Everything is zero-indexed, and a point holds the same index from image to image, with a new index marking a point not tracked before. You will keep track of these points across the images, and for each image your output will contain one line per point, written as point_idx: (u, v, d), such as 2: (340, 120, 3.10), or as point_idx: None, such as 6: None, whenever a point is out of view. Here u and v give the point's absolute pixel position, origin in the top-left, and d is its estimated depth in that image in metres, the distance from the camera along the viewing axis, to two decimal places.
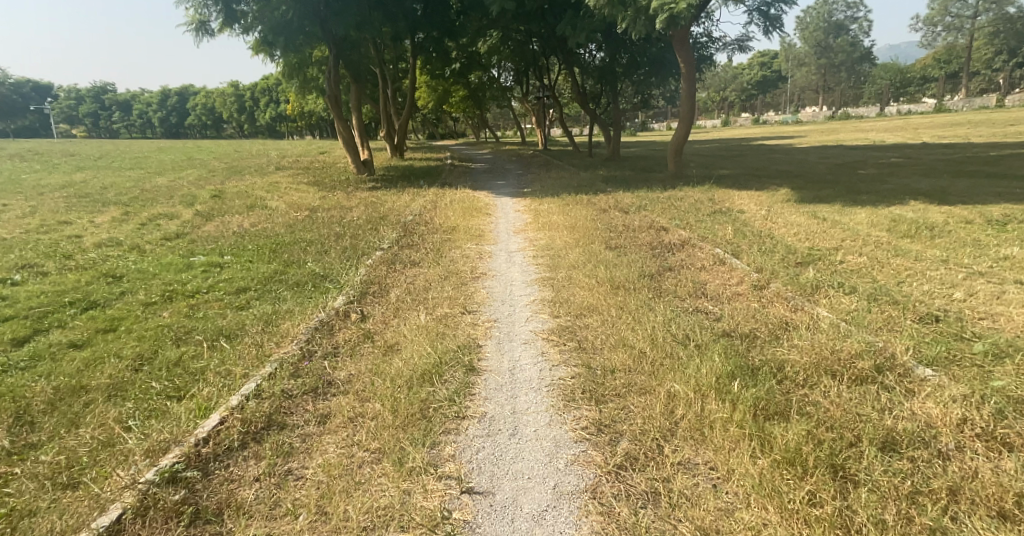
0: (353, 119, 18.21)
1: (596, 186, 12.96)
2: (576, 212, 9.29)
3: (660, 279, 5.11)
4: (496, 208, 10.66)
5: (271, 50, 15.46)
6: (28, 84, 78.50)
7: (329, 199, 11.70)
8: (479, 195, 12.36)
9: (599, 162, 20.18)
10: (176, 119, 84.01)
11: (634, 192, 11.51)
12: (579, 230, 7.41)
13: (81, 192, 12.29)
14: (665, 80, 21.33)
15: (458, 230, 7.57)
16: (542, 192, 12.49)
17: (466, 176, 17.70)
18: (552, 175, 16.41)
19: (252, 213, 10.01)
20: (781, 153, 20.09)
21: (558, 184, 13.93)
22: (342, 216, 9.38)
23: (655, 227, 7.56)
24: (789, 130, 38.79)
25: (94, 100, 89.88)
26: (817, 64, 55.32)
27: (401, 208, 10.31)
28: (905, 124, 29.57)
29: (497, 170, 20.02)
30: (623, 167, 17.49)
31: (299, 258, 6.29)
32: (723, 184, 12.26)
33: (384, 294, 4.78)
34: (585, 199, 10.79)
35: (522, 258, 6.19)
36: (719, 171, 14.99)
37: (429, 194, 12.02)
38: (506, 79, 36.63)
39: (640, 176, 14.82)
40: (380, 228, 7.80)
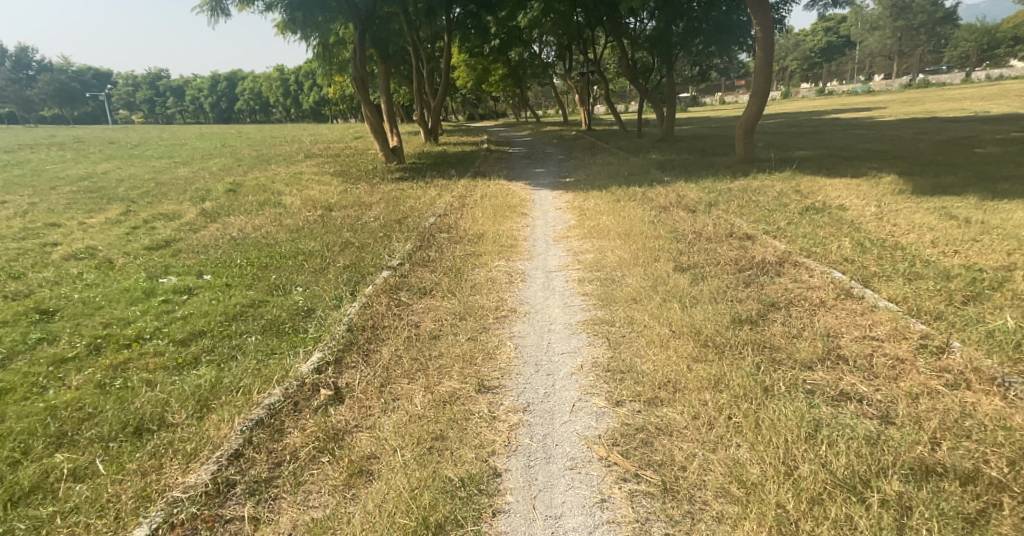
0: (382, 102, 16.99)
1: (652, 174, 11.30)
2: (631, 212, 7.76)
3: (763, 328, 3.60)
4: (535, 205, 9.26)
5: (294, 28, 14.37)
6: (89, 75, 81.65)
7: (350, 195, 10.55)
8: (516, 189, 10.94)
9: (652, 143, 18.34)
10: (226, 104, 85.83)
11: (699, 182, 9.84)
12: (639, 239, 5.92)
13: (94, 186, 11.56)
14: (727, 49, 19.15)
15: (486, 239, 6.22)
16: (588, 184, 10.95)
17: (504, 164, 16.26)
18: (599, 160, 14.77)
19: (261, 213, 8.93)
20: (864, 128, 17.71)
21: (605, 172, 12.33)
22: (354, 218, 8.17)
23: (737, 234, 5.97)
24: (864, 101, 35.38)
25: (150, 88, 92.76)
26: (894, 27, 50.78)
27: (426, 205, 9.02)
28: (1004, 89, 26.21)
29: (539, 155, 18.46)
30: (680, 150, 15.65)
31: (288, 284, 5.00)
32: (807, 170, 10.40)
33: (374, 351, 3.49)
34: (639, 193, 9.22)
35: (564, 284, 4.80)
36: (795, 154, 13.02)
37: (459, 189, 10.69)
38: (548, 56, 34.77)
39: (701, 161, 13.02)
40: (395, 236, 6.52)
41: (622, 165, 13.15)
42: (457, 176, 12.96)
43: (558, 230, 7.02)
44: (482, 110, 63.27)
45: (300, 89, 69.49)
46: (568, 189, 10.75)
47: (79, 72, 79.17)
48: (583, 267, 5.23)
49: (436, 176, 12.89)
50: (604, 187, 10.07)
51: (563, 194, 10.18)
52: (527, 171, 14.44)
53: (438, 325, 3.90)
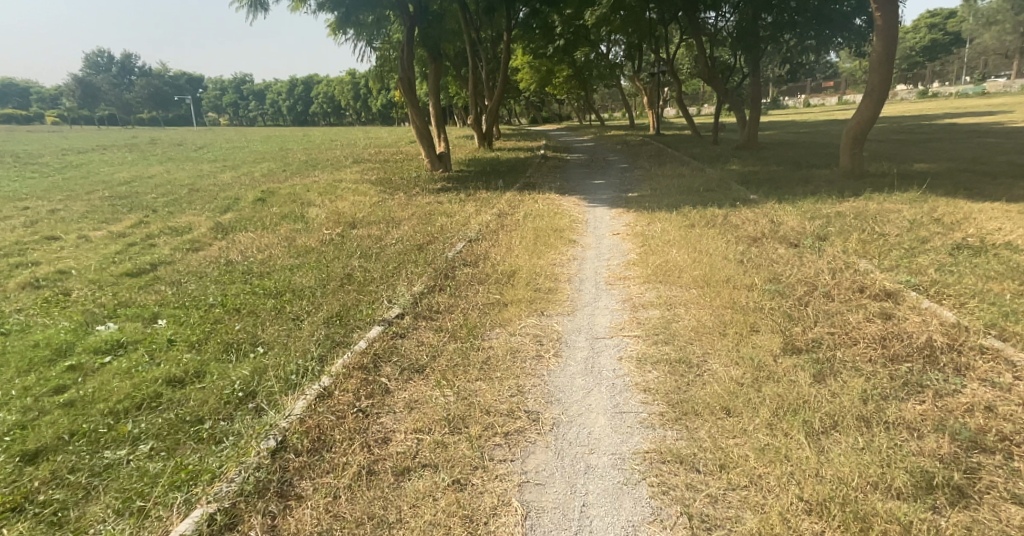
0: (431, 105, 15.95)
1: (732, 191, 9.55)
2: (709, 244, 6.13)
3: (981, 518, 2.00)
4: (589, 228, 7.77)
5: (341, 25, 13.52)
6: (180, 80, 86.95)
7: (381, 213, 9.44)
8: (567, 208, 9.48)
9: (730, 151, 16.40)
10: (302, 107, 89.28)
11: (794, 204, 8.08)
12: (722, 300, 4.35)
13: (125, 192, 10.99)
14: (824, 45, 16.88)
15: (517, 290, 4.87)
16: (654, 201, 9.36)
17: (560, 174, 14.83)
18: (668, 172, 13.07)
19: (277, 230, 7.92)
20: (992, 139, 15.12)
21: (675, 187, 10.67)
22: (371, 245, 6.99)
23: (871, 290, 4.24)
24: (978, 105, 32.06)
25: (233, 91, 97.69)
26: (1016, 22, 47.53)
27: (459, 228, 7.73)
28: None
29: (600, 163, 16.89)
30: (763, 161, 13.68)
31: (244, 343, 3.75)
32: (936, 191, 8.39)
33: (298, 507, 2.19)
34: (718, 214, 7.54)
35: (614, 369, 3.40)
36: (912, 168, 10.88)
37: (502, 208, 9.37)
38: (617, 56, 33.00)
39: (791, 176, 11.11)
40: (407, 278, 5.23)
41: (695, 178, 11.42)
42: (505, 191, 11.68)
43: (612, 273, 5.54)
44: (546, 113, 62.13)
45: (369, 92, 70.80)
46: (629, 208, 9.17)
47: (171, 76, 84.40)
48: (645, 341, 3.76)
49: (482, 192, 11.66)
50: (672, 207, 8.46)
51: (623, 213, 8.62)
52: (585, 182, 12.95)
53: (418, 446, 2.54)
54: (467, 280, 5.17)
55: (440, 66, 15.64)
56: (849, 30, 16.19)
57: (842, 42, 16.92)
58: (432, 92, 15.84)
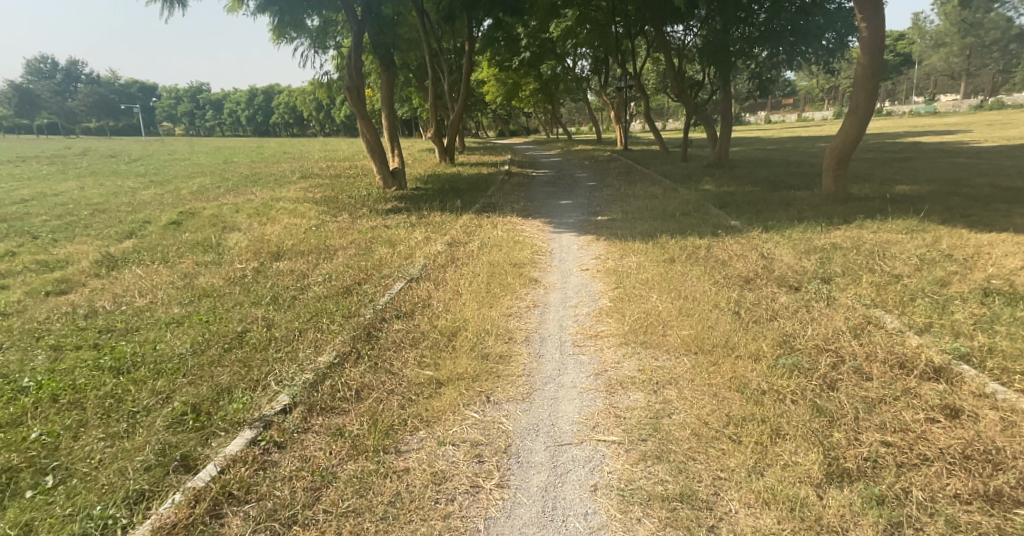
0: (384, 116, 14.76)
1: (709, 217, 8.66)
2: (696, 288, 5.12)
3: None
4: (556, 263, 6.70)
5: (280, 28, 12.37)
6: (132, 87, 83.40)
7: (315, 241, 8.20)
8: (531, 236, 8.39)
9: (701, 170, 15.76)
10: (262, 117, 86.73)
11: (781, 233, 7.24)
12: (724, 382, 3.28)
13: (17, 212, 9.47)
14: (794, 61, 16.47)
15: (456, 362, 3.71)
16: (625, 229, 8.38)
17: (524, 193, 13.80)
18: (639, 193, 12.18)
19: (180, 263, 6.64)
20: (965, 159, 14.87)
21: (648, 211, 9.74)
22: (287, 288, 5.74)
23: (919, 365, 3.22)
24: (934, 123, 32.86)
25: (188, 99, 94.07)
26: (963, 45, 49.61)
27: (399, 263, 6.56)
28: None
29: (567, 181, 16.01)
30: (737, 182, 12.95)
31: (27, 469, 2.55)
32: (932, 218, 7.64)
33: None
34: (701, 247, 6.57)
35: (582, 514, 2.30)
36: (895, 191, 10.24)
37: (455, 236, 8.23)
38: (583, 70, 32.47)
39: (770, 198, 10.35)
40: (313, 343, 4.01)
41: (667, 201, 10.56)
42: (462, 214, 10.57)
43: (579, 329, 4.46)
44: (513, 127, 61.62)
45: (331, 103, 68.86)
46: (600, 235, 8.16)
47: (122, 85, 80.86)
48: (625, 454, 2.67)
49: (436, 214, 10.51)
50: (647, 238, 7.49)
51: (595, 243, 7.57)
52: (549, 204, 11.97)
53: None
54: (391, 348, 3.98)
55: (393, 74, 14.46)
56: (819, 44, 15.77)
57: (812, 58, 16.55)
58: (384, 103, 14.61)
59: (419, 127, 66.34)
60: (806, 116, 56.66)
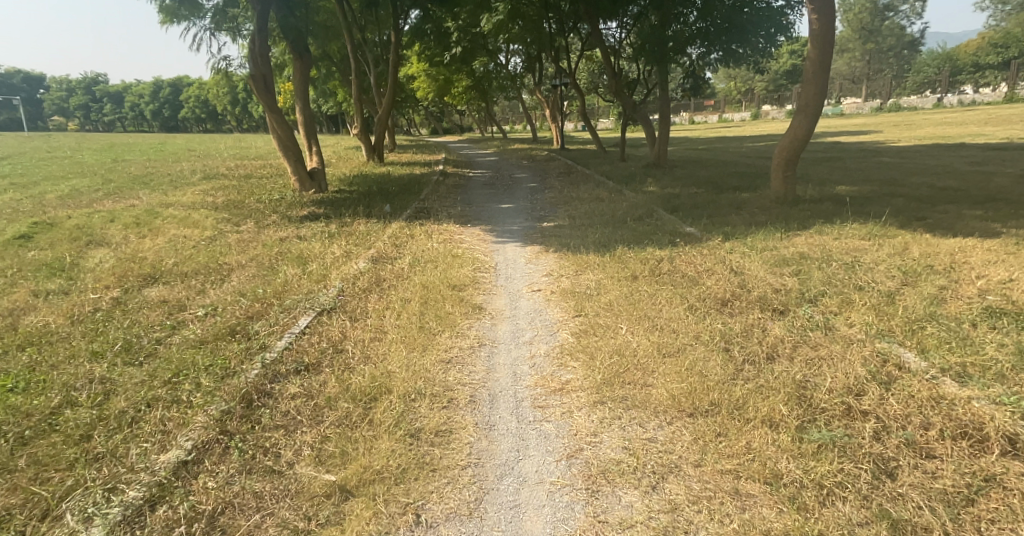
0: (297, 109, 13.21)
1: (661, 225, 7.98)
2: (668, 316, 4.30)
3: None
4: (502, 285, 5.73)
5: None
6: (17, 79, 75.39)
7: (206, 259, 6.81)
8: (471, 250, 7.37)
9: (641, 170, 15.36)
10: (171, 112, 80.63)
11: (740, 242, 6.64)
12: (740, 468, 2.41)
13: None
14: (729, 58, 16.35)
15: (370, 454, 2.65)
16: (573, 240, 7.55)
17: (458, 196, 12.75)
18: (582, 198, 11.44)
19: (13, 296, 5.22)
20: (891, 158, 15.21)
21: (595, 218, 8.98)
22: (154, 333, 4.45)
23: (986, 433, 2.47)
24: (846, 124, 34.78)
25: (83, 92, 85.67)
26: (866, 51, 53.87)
27: (309, 289, 5.37)
28: (992, 119, 25.78)
29: (504, 182, 15.13)
30: (679, 184, 12.50)
31: None
32: (890, 221, 7.30)
33: None
34: (662, 263, 5.81)
35: None
36: (840, 192, 10.03)
37: (381, 250, 7.10)
38: (515, 67, 31.70)
39: (718, 202, 9.86)
40: (162, 427, 2.87)
41: (613, 207, 9.86)
42: (390, 222, 9.40)
43: (538, 382, 3.50)
44: (446, 124, 60.37)
45: (247, 98, 64.63)
46: (548, 250, 7.27)
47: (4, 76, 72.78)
48: None
49: (359, 223, 9.29)
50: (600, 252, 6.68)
51: (545, 261, 6.67)
52: (487, 209, 10.99)
53: None
54: (279, 432, 2.87)
55: (307, 62, 12.95)
56: (753, 43, 15.70)
57: (746, 56, 16.47)
58: (297, 94, 13.06)
59: (345, 125, 63.54)
60: (728, 116, 59.07)
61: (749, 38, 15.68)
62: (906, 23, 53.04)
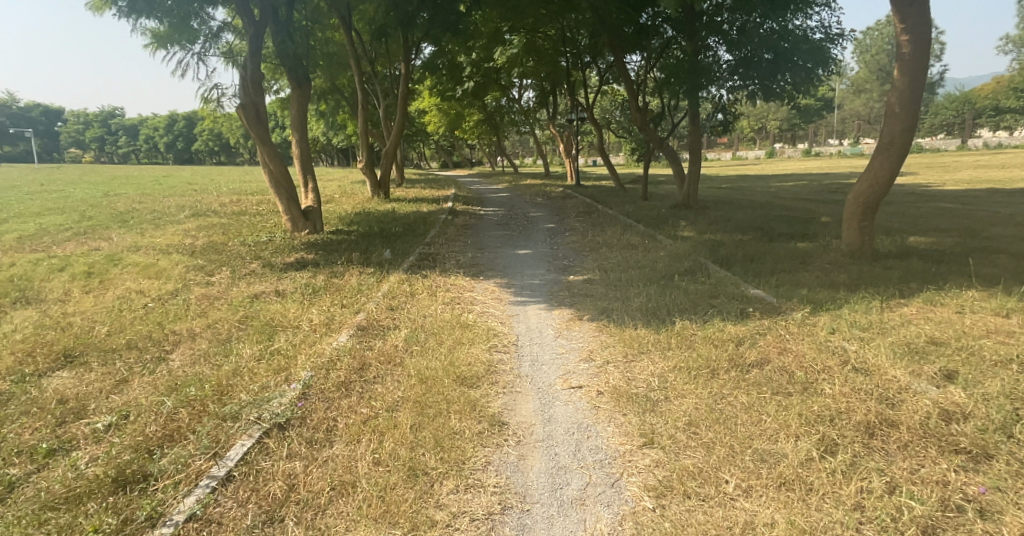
0: (292, 140, 11.99)
1: (720, 287, 6.50)
2: (795, 467, 2.82)
3: None
4: (528, 383, 4.19)
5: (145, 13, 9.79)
6: (36, 111, 76.58)
7: (150, 327, 5.37)
8: (484, 318, 5.86)
9: (671, 212, 14.03)
10: (184, 144, 81.44)
11: (833, 317, 5.19)
12: None
13: None
14: (767, 93, 15.03)
15: None
16: (613, 306, 6.05)
17: (469, 239, 11.36)
18: (610, 245, 10.00)
19: None
20: (949, 203, 13.82)
21: (634, 274, 7.50)
22: (13, 466, 2.95)
23: None
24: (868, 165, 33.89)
25: (99, 124, 86.45)
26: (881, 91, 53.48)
27: (264, 384, 3.90)
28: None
29: (520, 223, 13.84)
30: (719, 231, 11.07)
31: None
32: (1012, 290, 5.83)
33: None
34: (748, 356, 4.32)
35: None
36: (917, 245, 8.60)
37: (372, 315, 5.68)
38: (528, 101, 30.86)
39: (775, 256, 8.40)
40: None
41: (652, 259, 8.42)
42: (389, 272, 7.98)
43: None
44: (456, 159, 60.05)
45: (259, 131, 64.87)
46: (582, 321, 5.75)
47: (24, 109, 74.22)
48: None
49: (353, 274, 7.87)
50: (653, 327, 5.17)
51: (580, 340, 5.14)
52: (503, 257, 9.56)
53: None
54: None
55: (306, 92, 11.82)
56: (793, 77, 14.40)
57: (786, 92, 15.12)
58: (294, 125, 11.88)
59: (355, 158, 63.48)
60: (742, 154, 58.45)
61: (790, 73, 14.36)
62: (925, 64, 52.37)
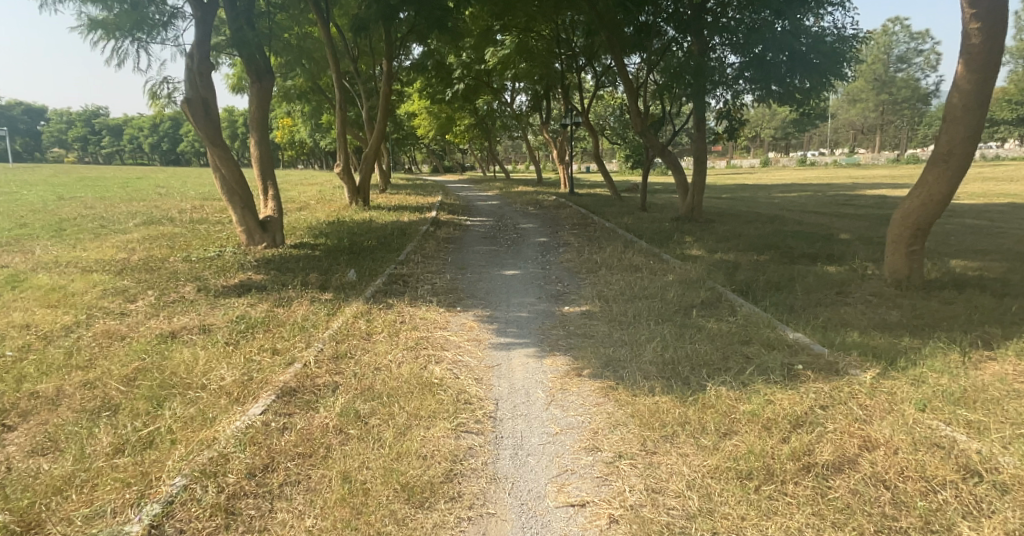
0: (250, 139, 10.59)
1: (753, 330, 5.23)
2: None
3: None
4: (505, 495, 2.87)
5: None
6: (18, 110, 75.03)
7: (1, 388, 4.00)
8: (454, 372, 4.52)
9: (673, 226, 12.84)
10: (170, 145, 79.88)
11: (912, 382, 3.97)
12: None
13: None
14: (779, 97, 13.78)
15: None
16: (621, 359, 4.76)
17: (450, 256, 10.03)
18: (610, 268, 8.73)
19: None
20: (975, 218, 12.73)
21: (642, 307, 6.22)
22: None
23: None
24: (867, 175, 33.13)
25: (82, 123, 84.31)
26: (877, 101, 52.98)
27: (105, 505, 2.59)
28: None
29: (509, 235, 12.57)
30: (732, 250, 9.86)
31: None
32: None
33: None
34: (819, 454, 3.06)
35: None
36: (967, 272, 7.42)
37: (307, 368, 4.36)
38: (520, 105, 29.63)
39: (804, 284, 7.18)
40: None
41: (661, 287, 7.16)
42: (348, 301, 6.65)
43: None
44: (447, 163, 58.91)
45: None
46: (583, 378, 4.45)
47: (6, 107, 72.65)
48: None
49: (303, 303, 6.53)
50: (676, 397, 3.87)
51: (579, 412, 3.83)
52: (487, 279, 8.25)
53: None
54: None
55: (267, 85, 10.54)
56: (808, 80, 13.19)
57: (799, 96, 13.89)
58: (252, 124, 10.57)
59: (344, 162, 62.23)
60: (736, 162, 57.79)
61: (807, 77, 13.10)
62: (921, 75, 51.81)
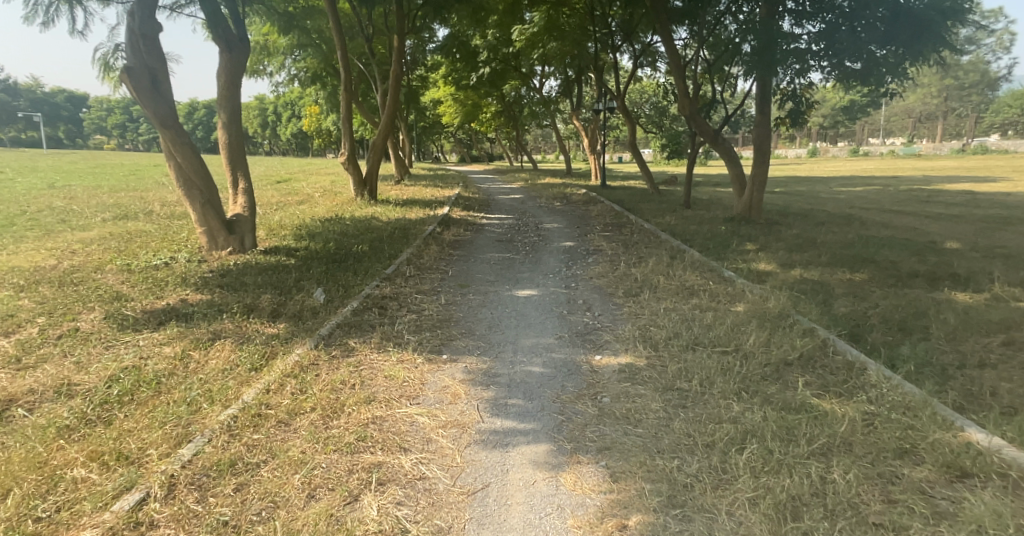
0: (219, 118, 8.82)
1: (910, 432, 3.17)
2: None
3: None
4: None
5: None
6: (58, 98, 76.37)
7: None
8: (403, 515, 2.62)
9: (727, 230, 10.67)
10: (202, 134, 80.23)
11: None
12: None
13: None
14: (864, 84, 11.25)
15: None
16: (692, 492, 2.78)
17: (452, 266, 8.13)
18: (656, 292, 6.69)
19: None
20: None
21: (710, 374, 4.20)
22: None
23: None
24: (935, 167, 29.98)
25: (119, 111, 85.43)
26: (940, 86, 48.92)
27: None
28: None
29: (528, 237, 10.61)
30: (810, 267, 7.70)
31: None
32: None
33: None
34: None
35: None
36: None
37: (142, 509, 2.49)
38: (550, 91, 27.47)
39: (942, 326, 5.03)
40: None
41: (731, 331, 5.10)
42: (293, 343, 4.79)
43: None
44: (475, 152, 57.12)
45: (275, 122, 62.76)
46: None
47: (46, 95, 73.77)
48: None
49: (231, 345, 4.73)
50: None
51: None
52: (492, 306, 6.29)
53: None
54: None
55: (238, 57, 8.80)
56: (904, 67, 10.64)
57: (890, 84, 11.33)
58: (221, 103, 8.81)
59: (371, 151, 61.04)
60: (781, 152, 54.42)
61: (907, 60, 10.52)
62: (992, 57, 47.53)
